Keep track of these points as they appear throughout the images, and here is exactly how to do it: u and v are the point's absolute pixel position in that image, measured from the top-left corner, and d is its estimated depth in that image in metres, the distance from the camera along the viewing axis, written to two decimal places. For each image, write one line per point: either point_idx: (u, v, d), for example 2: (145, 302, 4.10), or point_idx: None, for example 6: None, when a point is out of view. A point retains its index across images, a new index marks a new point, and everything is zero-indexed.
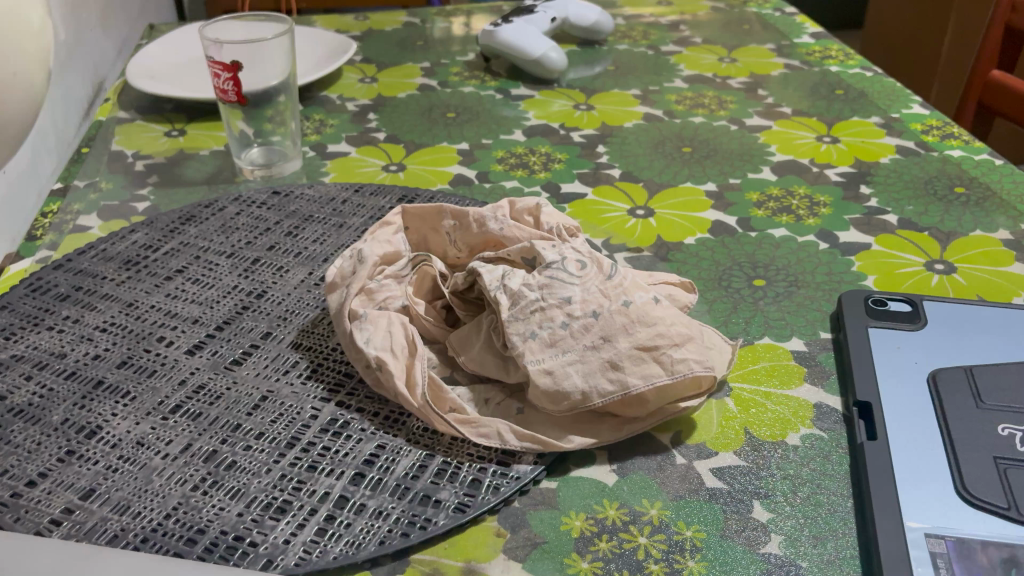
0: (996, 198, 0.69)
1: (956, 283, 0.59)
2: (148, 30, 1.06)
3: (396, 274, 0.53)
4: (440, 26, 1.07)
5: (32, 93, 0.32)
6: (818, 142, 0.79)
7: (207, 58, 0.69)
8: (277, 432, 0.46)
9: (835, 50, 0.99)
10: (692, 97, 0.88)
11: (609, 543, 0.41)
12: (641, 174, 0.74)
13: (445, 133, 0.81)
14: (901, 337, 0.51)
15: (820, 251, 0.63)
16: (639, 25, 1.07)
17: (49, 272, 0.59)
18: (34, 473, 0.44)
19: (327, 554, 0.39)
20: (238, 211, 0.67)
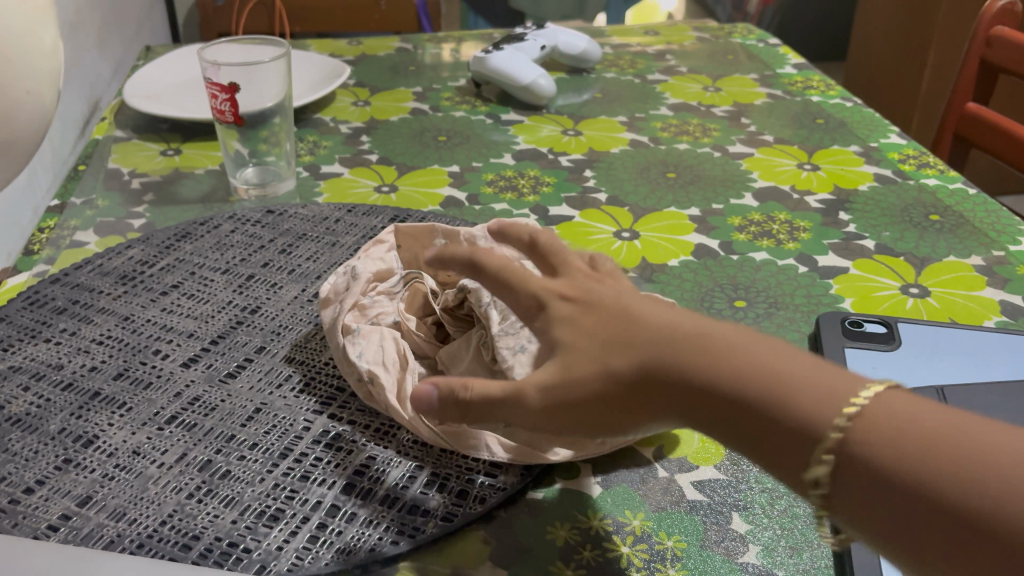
0: (970, 226, 0.71)
1: (930, 306, 0.61)
2: (145, 52, 1.08)
3: (388, 291, 0.54)
4: (432, 52, 1.09)
5: (42, 111, 0.33)
6: (799, 169, 0.81)
7: (206, 79, 0.72)
8: (271, 443, 0.47)
9: (817, 81, 1.02)
10: (678, 124, 0.91)
11: (593, 552, 0.42)
12: (627, 199, 0.76)
13: (436, 156, 0.83)
14: (876, 357, 0.53)
15: (799, 274, 0.65)
16: (627, 55, 1.10)
17: (47, 286, 0.60)
18: (31, 481, 0.44)
19: (319, 561, 0.41)
20: (233, 229, 0.69)
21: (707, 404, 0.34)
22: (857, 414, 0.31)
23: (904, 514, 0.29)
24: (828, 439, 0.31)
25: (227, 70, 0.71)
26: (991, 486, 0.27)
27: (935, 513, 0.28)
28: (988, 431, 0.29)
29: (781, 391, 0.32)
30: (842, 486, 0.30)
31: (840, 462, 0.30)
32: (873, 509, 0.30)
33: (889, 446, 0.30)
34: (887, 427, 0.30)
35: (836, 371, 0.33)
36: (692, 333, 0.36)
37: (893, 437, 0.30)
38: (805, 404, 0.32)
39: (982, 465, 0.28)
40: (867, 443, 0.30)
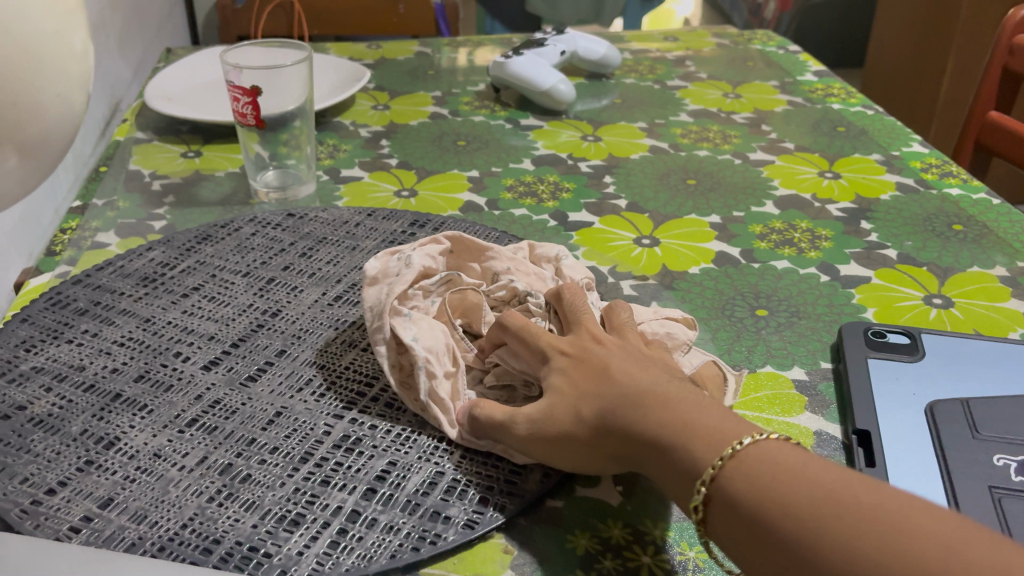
0: (994, 236, 0.70)
1: (954, 317, 0.60)
2: (165, 54, 1.08)
3: (427, 287, 0.54)
4: (451, 57, 1.09)
5: (70, 114, 0.34)
6: (820, 177, 0.81)
7: (229, 82, 0.71)
8: (291, 447, 0.47)
9: (838, 88, 1.01)
10: (697, 131, 0.91)
11: (614, 561, 0.42)
12: (647, 205, 0.76)
13: (455, 160, 0.83)
14: (899, 369, 0.53)
15: (821, 283, 0.64)
16: (646, 60, 1.10)
17: (69, 287, 0.60)
18: (53, 482, 0.45)
19: (339, 566, 0.40)
20: (253, 232, 0.69)
21: (638, 447, 0.40)
22: (733, 457, 0.37)
23: (749, 538, 0.35)
24: (706, 476, 0.37)
25: (249, 74, 0.70)
26: (819, 529, 0.33)
27: (778, 545, 0.34)
28: (827, 479, 0.35)
29: (687, 438, 0.39)
30: (715, 515, 0.37)
31: (711, 494, 0.37)
32: (735, 535, 0.36)
33: (754, 486, 0.36)
34: (754, 467, 0.36)
35: (739, 424, 0.39)
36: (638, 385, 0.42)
37: (758, 479, 0.36)
38: (702, 450, 0.38)
39: (812, 509, 0.34)
40: (736, 483, 0.36)
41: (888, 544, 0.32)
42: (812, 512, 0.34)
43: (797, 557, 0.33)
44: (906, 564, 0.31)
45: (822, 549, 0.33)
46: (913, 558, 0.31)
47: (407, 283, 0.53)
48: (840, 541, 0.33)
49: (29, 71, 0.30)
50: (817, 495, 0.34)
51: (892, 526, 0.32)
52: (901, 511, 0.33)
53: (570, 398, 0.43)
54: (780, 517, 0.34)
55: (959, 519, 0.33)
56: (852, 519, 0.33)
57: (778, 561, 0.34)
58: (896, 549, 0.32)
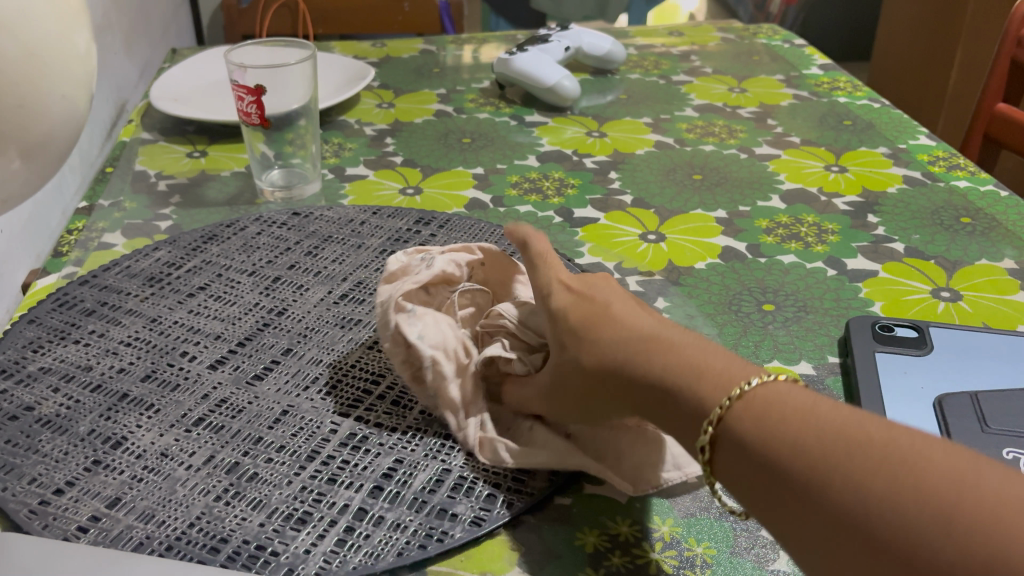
0: (1002, 229, 0.70)
1: (962, 310, 0.60)
2: (170, 55, 1.09)
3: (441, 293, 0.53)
4: (456, 54, 1.09)
5: (73, 115, 0.34)
6: (826, 171, 0.80)
7: (232, 81, 0.72)
8: (298, 445, 0.47)
9: (844, 82, 1.01)
10: (703, 126, 0.90)
11: (622, 558, 0.42)
12: (652, 201, 0.75)
13: (460, 158, 0.83)
14: (907, 363, 0.52)
15: (828, 278, 0.64)
16: (651, 56, 1.09)
17: (76, 287, 0.61)
18: (61, 482, 0.45)
19: (347, 564, 0.40)
20: (259, 231, 0.69)
21: (639, 390, 0.39)
22: (742, 398, 0.35)
23: (759, 479, 0.34)
24: (713, 417, 0.35)
25: (254, 73, 0.71)
26: (827, 463, 0.31)
27: (785, 481, 0.32)
28: (835, 416, 0.33)
29: (691, 378, 0.37)
30: (721, 455, 0.35)
31: (718, 435, 0.35)
32: (744, 477, 0.34)
33: (763, 425, 0.34)
34: (762, 407, 0.35)
35: (741, 367, 0.37)
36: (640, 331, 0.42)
37: (767, 417, 0.34)
38: (709, 390, 0.36)
39: (820, 445, 0.32)
40: (743, 423, 0.35)
41: (898, 478, 0.30)
42: (820, 448, 0.32)
43: (806, 493, 0.32)
44: (917, 497, 0.29)
45: (833, 483, 0.31)
46: (925, 491, 0.29)
47: (418, 283, 0.52)
48: (849, 476, 0.31)
49: (32, 71, 0.30)
50: (828, 429, 0.32)
51: (904, 462, 0.30)
52: (912, 446, 0.31)
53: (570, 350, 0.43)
54: (788, 453, 0.33)
55: (970, 454, 0.31)
56: (862, 454, 0.31)
57: (786, 500, 0.32)
58: (907, 482, 0.30)
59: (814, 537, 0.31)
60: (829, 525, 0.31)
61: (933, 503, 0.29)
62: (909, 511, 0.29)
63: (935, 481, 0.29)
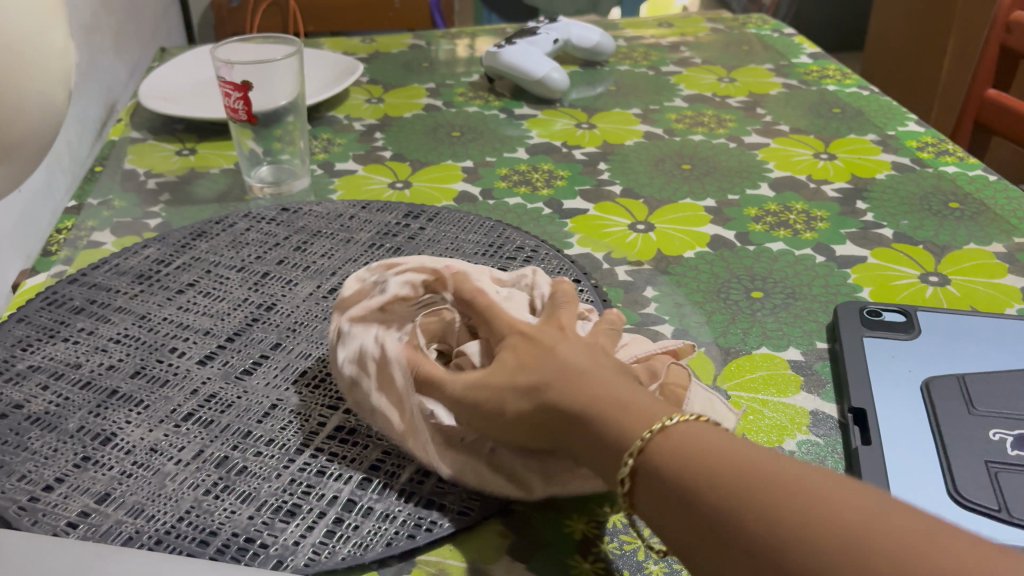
0: (991, 213, 0.70)
1: (950, 294, 0.60)
2: (160, 54, 1.09)
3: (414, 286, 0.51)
4: (446, 49, 1.09)
5: (54, 111, 0.34)
6: (815, 159, 0.80)
7: (218, 78, 0.72)
8: (287, 439, 0.48)
9: (833, 70, 1.01)
10: (692, 116, 0.90)
11: (611, 544, 0.42)
12: (641, 191, 0.75)
13: (450, 151, 0.83)
14: (895, 347, 0.52)
15: (817, 264, 0.64)
16: (640, 47, 1.09)
17: (65, 286, 0.61)
18: (51, 479, 0.45)
19: (336, 556, 0.41)
20: (248, 227, 0.69)
21: (564, 424, 0.39)
22: (662, 432, 0.35)
23: (676, 514, 0.33)
24: (631, 453, 0.35)
25: (241, 69, 0.71)
26: (745, 502, 0.31)
27: (701, 522, 0.32)
28: (752, 459, 0.33)
29: (611, 411, 0.37)
30: (642, 492, 0.35)
31: (638, 472, 0.35)
32: (663, 510, 0.34)
33: (681, 461, 0.34)
34: (681, 442, 0.35)
35: (659, 407, 0.37)
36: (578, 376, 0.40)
37: (686, 454, 0.34)
38: (628, 424, 0.36)
39: (738, 485, 0.32)
40: (663, 457, 0.34)
41: (814, 516, 0.30)
42: (738, 487, 0.32)
43: (724, 534, 0.31)
44: (834, 533, 0.29)
45: (752, 523, 0.31)
46: (839, 529, 0.29)
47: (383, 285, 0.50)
48: (765, 514, 0.30)
49: (10, 66, 0.30)
50: (745, 471, 0.32)
51: (821, 501, 0.30)
52: (828, 488, 0.31)
53: (504, 370, 0.41)
54: (705, 492, 0.32)
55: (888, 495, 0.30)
56: (779, 493, 0.31)
57: (703, 539, 0.32)
58: (823, 520, 0.29)
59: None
60: (748, 566, 0.30)
61: (848, 539, 0.28)
62: (819, 548, 0.29)
63: (849, 517, 0.29)
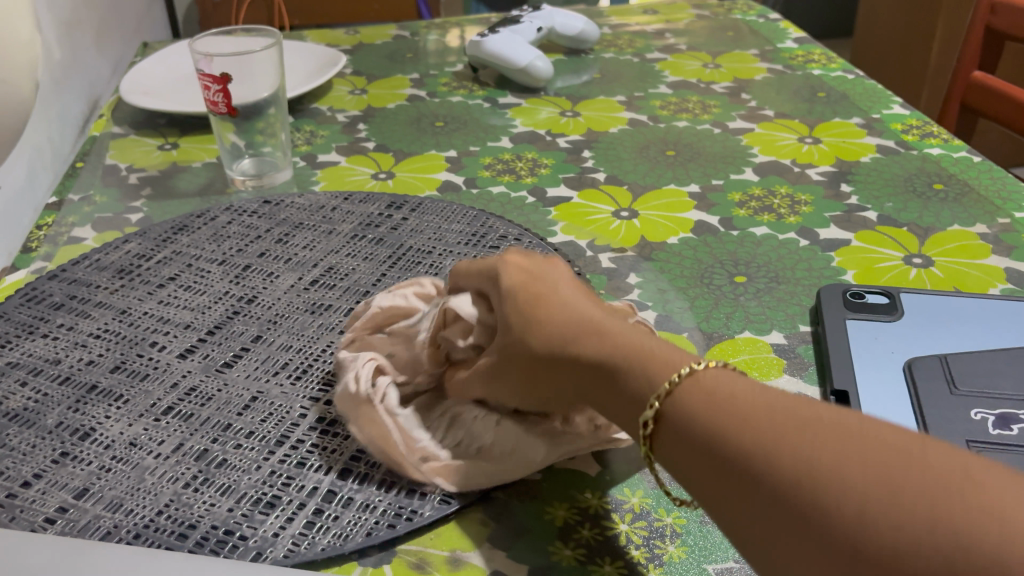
0: (975, 194, 0.70)
1: (934, 276, 0.60)
2: (143, 49, 1.08)
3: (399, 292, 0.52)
4: (430, 39, 1.08)
5: (17, 101, 0.33)
6: (800, 143, 0.80)
7: (197, 71, 0.71)
8: (267, 431, 0.47)
9: (818, 54, 1.00)
10: (677, 102, 0.90)
11: (592, 530, 0.42)
12: (625, 178, 0.75)
13: (433, 141, 0.83)
14: (878, 329, 0.52)
15: (801, 248, 0.64)
16: (625, 34, 1.09)
17: (44, 282, 0.60)
18: (29, 474, 0.44)
19: (315, 546, 0.40)
20: (229, 220, 0.68)
21: (587, 375, 0.40)
22: (690, 376, 0.35)
23: (701, 453, 0.33)
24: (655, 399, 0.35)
25: (220, 61, 0.71)
26: (771, 438, 0.31)
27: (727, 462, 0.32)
28: (778, 399, 0.33)
29: (633, 362, 0.38)
30: (664, 437, 0.35)
31: (662, 418, 0.35)
32: (687, 451, 0.34)
33: (708, 405, 0.34)
34: (709, 384, 0.35)
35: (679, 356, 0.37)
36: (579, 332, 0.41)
37: (713, 397, 0.34)
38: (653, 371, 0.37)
39: (765, 423, 0.32)
40: (689, 398, 0.35)
41: (842, 450, 0.29)
42: (764, 424, 0.32)
43: (750, 472, 0.31)
44: (862, 465, 0.28)
45: (779, 459, 0.30)
46: (869, 460, 0.28)
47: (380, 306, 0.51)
48: (792, 451, 0.30)
49: None
50: (773, 409, 0.32)
51: (849, 435, 0.30)
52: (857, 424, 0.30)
53: (513, 332, 0.42)
54: (732, 431, 0.32)
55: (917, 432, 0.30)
56: (808, 429, 0.31)
57: (727, 476, 0.32)
58: (851, 456, 0.29)
59: (754, 516, 0.31)
60: (773, 503, 0.30)
61: (878, 472, 0.28)
62: (849, 472, 0.28)
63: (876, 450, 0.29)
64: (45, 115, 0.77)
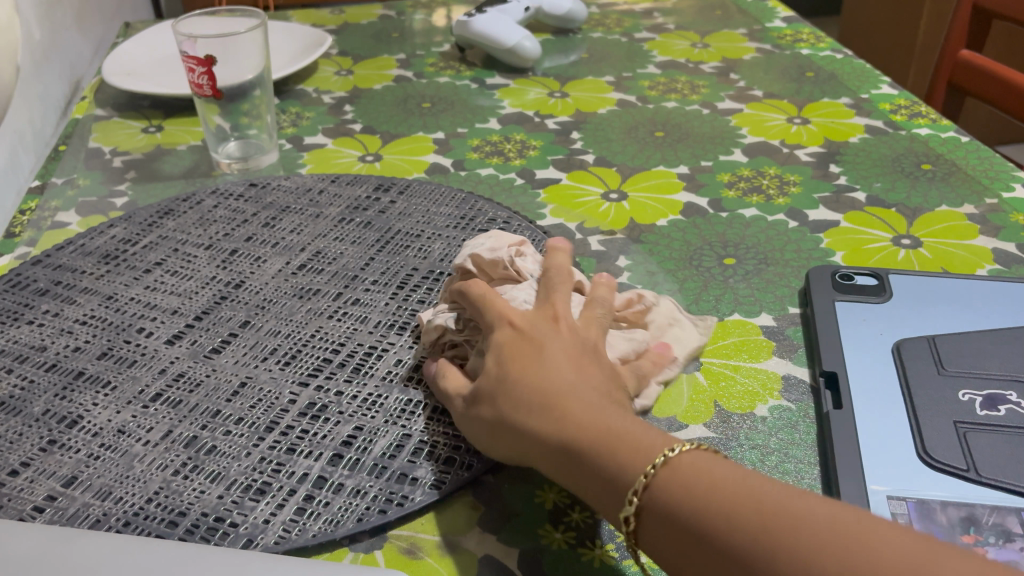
0: (963, 174, 0.70)
1: (922, 256, 0.60)
2: (125, 28, 1.06)
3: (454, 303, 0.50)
4: (417, 19, 1.07)
5: None
6: (788, 123, 0.80)
7: (181, 52, 0.70)
8: (256, 417, 0.47)
9: (807, 33, 1.00)
10: (665, 82, 0.90)
11: (582, 513, 0.42)
12: (615, 159, 0.75)
13: (421, 123, 0.82)
14: (867, 310, 0.53)
15: (789, 229, 0.64)
16: (613, 14, 1.08)
17: (28, 268, 0.60)
18: (16, 463, 0.44)
19: (306, 533, 0.40)
20: (215, 204, 0.68)
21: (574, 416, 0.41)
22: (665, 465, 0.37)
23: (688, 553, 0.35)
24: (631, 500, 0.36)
25: (204, 43, 0.69)
26: (775, 537, 0.33)
27: (739, 566, 0.33)
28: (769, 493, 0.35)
29: (600, 448, 0.38)
30: (649, 528, 0.36)
31: (647, 506, 0.36)
32: (673, 545, 0.35)
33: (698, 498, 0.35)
34: (689, 478, 0.36)
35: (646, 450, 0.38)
36: (572, 383, 0.42)
37: (696, 490, 0.35)
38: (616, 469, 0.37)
39: (765, 520, 0.33)
40: (671, 493, 0.36)
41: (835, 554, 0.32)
42: (762, 524, 0.33)
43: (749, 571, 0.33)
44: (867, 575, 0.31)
45: (787, 562, 0.32)
46: (876, 565, 0.31)
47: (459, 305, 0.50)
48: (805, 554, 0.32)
49: None
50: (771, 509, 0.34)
51: (864, 544, 0.32)
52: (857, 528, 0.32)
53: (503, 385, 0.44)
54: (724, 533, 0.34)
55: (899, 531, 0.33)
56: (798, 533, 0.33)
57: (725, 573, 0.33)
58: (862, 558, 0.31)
59: None
60: None
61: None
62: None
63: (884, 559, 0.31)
64: (26, 97, 0.76)
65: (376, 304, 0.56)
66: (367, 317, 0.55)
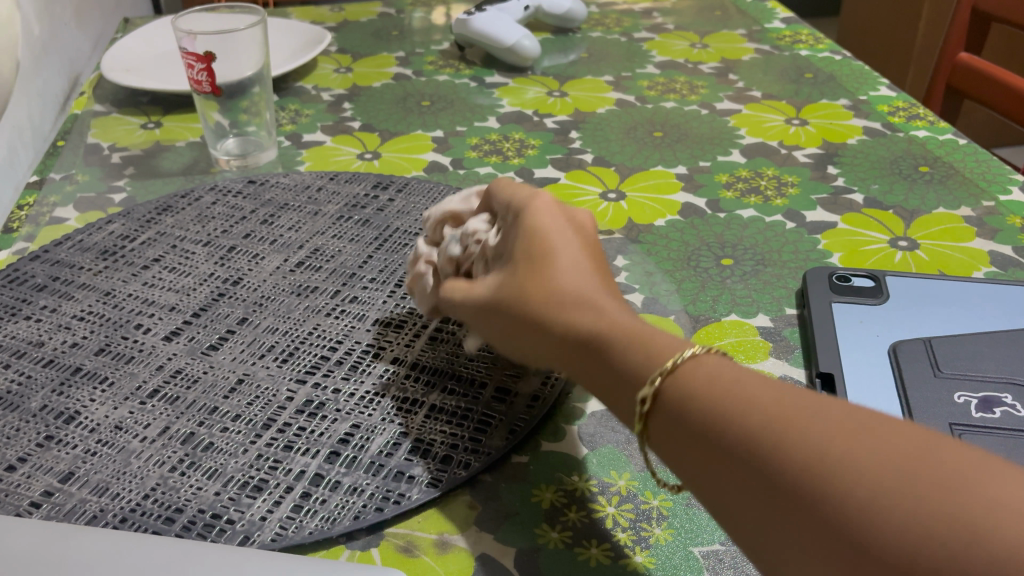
0: (960, 176, 0.70)
1: (919, 259, 0.60)
2: (124, 24, 1.06)
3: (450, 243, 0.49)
4: (416, 17, 1.07)
5: None
6: (787, 124, 0.80)
7: (181, 49, 0.70)
8: (253, 414, 0.47)
9: (806, 35, 1.00)
10: (664, 83, 0.90)
11: (579, 513, 0.42)
12: (613, 159, 0.75)
13: (419, 121, 0.82)
14: (863, 311, 0.53)
15: (787, 230, 0.64)
16: (613, 13, 1.08)
17: (26, 263, 0.60)
18: (13, 458, 0.44)
19: (303, 530, 0.40)
20: (214, 201, 0.68)
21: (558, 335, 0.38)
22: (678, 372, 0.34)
23: (697, 452, 0.32)
24: (647, 392, 0.34)
25: (204, 40, 0.69)
26: (780, 428, 0.29)
27: (745, 462, 0.30)
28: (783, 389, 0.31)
29: (624, 344, 0.36)
30: (662, 426, 0.33)
31: (659, 401, 0.34)
32: (682, 442, 0.32)
33: (707, 392, 0.32)
34: (704, 375, 0.33)
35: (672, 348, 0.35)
36: (601, 283, 0.40)
37: (707, 384, 0.32)
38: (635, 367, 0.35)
39: (772, 419, 0.30)
40: (686, 387, 0.33)
41: (843, 446, 0.28)
42: (771, 415, 0.30)
43: (756, 465, 0.29)
44: (872, 462, 0.27)
45: (790, 459, 0.28)
46: (880, 458, 0.27)
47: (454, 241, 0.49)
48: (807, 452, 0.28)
49: None
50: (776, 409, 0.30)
51: (871, 432, 0.28)
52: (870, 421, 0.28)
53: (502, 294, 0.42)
54: (730, 424, 0.31)
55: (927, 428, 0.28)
56: (806, 424, 0.29)
57: (735, 475, 0.30)
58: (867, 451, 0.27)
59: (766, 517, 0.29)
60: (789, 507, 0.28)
61: (888, 468, 0.26)
62: (849, 470, 0.27)
63: (894, 445, 0.27)
64: (25, 92, 0.76)
65: (374, 302, 0.56)
66: (365, 315, 0.55)
